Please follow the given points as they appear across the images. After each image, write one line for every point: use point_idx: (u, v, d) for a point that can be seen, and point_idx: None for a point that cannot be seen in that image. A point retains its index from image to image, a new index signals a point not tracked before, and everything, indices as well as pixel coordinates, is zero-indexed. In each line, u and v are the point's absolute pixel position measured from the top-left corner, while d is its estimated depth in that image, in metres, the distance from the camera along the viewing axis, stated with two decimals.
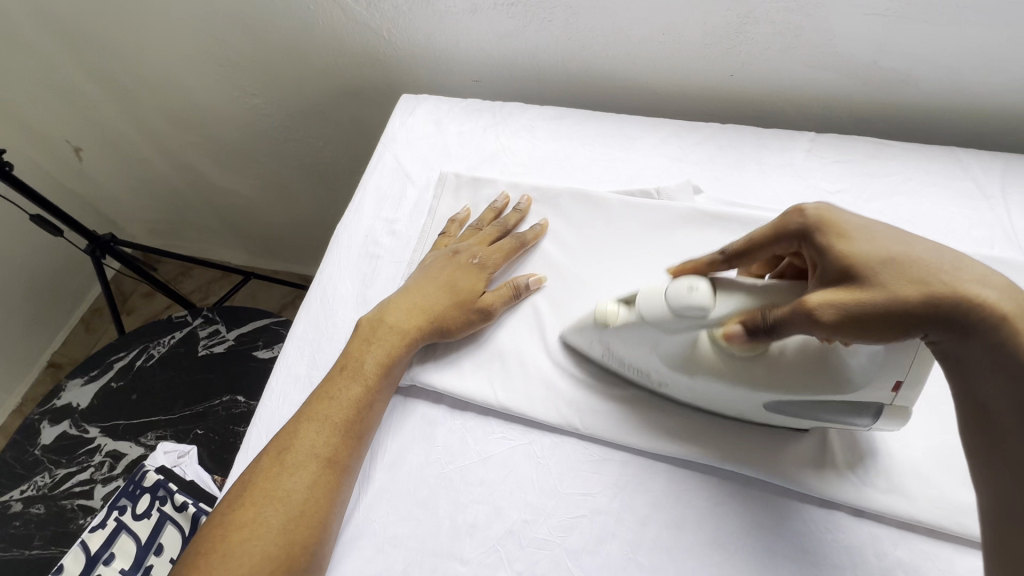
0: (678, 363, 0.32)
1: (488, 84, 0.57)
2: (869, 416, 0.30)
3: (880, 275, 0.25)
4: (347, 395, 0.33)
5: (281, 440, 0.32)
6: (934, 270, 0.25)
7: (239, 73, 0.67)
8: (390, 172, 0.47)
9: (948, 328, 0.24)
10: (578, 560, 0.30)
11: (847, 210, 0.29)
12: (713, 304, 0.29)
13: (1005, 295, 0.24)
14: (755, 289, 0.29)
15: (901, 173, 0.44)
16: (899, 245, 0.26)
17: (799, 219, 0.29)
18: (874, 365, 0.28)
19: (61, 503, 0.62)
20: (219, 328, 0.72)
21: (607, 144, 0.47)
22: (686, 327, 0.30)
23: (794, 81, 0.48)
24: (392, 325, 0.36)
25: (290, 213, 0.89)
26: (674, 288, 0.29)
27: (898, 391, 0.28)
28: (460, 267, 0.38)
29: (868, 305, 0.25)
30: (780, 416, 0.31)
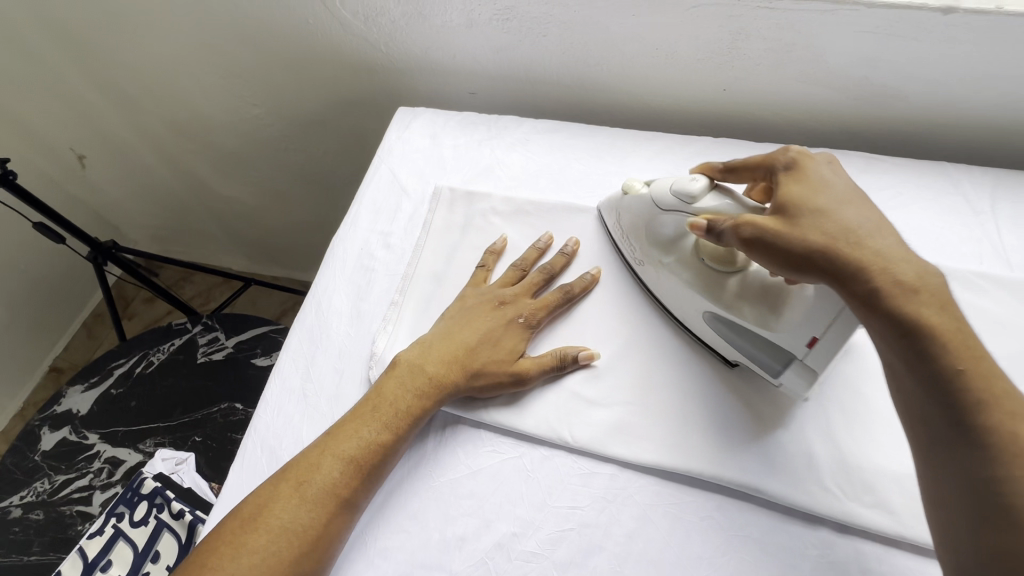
0: (660, 244, 0.37)
1: (485, 96, 0.58)
2: (780, 366, 0.34)
3: (802, 220, 0.30)
4: (375, 436, 0.33)
5: (297, 464, 0.32)
6: (848, 230, 0.29)
7: (240, 83, 0.67)
8: (386, 185, 0.47)
9: (834, 276, 0.28)
10: (565, 573, 0.31)
11: (824, 168, 0.33)
12: (702, 197, 0.34)
13: (909, 265, 0.28)
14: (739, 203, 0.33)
15: (892, 188, 0.44)
16: (832, 202, 0.30)
17: (785, 156, 0.34)
18: (803, 320, 0.31)
19: (60, 509, 0.62)
20: (218, 335, 0.72)
21: (601, 157, 0.47)
22: (675, 212, 0.36)
23: (786, 96, 0.48)
24: (429, 375, 0.35)
25: (291, 221, 0.89)
26: (679, 178, 0.35)
27: (812, 348, 0.32)
28: (503, 321, 0.37)
29: (782, 238, 0.30)
30: (711, 333, 0.36)
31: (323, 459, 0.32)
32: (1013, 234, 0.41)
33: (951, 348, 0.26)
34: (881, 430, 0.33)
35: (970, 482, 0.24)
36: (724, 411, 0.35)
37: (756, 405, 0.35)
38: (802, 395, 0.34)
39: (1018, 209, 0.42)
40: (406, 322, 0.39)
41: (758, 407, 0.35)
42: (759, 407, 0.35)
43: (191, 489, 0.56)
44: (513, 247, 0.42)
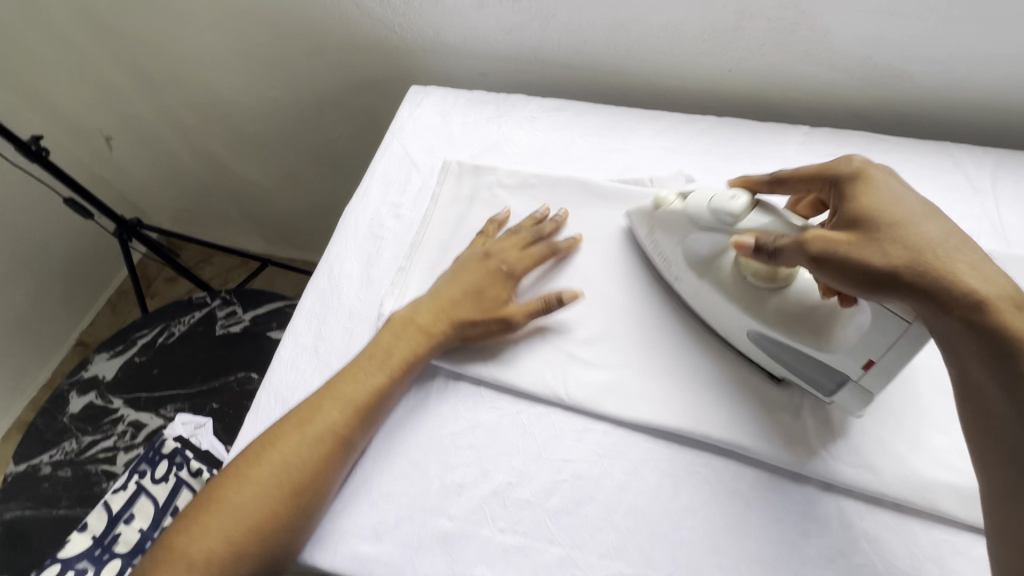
0: (698, 263, 0.36)
1: (494, 77, 0.59)
2: (834, 384, 0.33)
3: (882, 240, 0.28)
4: (370, 382, 0.35)
5: (296, 412, 0.34)
6: (930, 242, 0.28)
7: (259, 64, 0.69)
8: (397, 159, 0.49)
9: (930, 299, 0.27)
10: (557, 520, 0.32)
11: (890, 178, 0.32)
12: (740, 217, 0.33)
13: (988, 283, 0.26)
14: (787, 223, 0.32)
15: (892, 166, 0.45)
16: (906, 212, 0.29)
17: (846, 167, 0.33)
18: (860, 340, 0.30)
19: (86, 468, 0.66)
20: (236, 309, 0.75)
21: (605, 135, 0.49)
22: (712, 228, 0.35)
23: (791, 77, 0.49)
24: (421, 325, 0.37)
25: (306, 202, 0.92)
26: (718, 193, 0.34)
27: (868, 369, 0.30)
28: (492, 273, 0.39)
29: (852, 260, 0.28)
30: (760, 353, 0.35)
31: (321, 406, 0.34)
32: (1012, 212, 0.42)
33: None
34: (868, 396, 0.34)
35: None
36: (716, 374, 0.36)
37: (747, 370, 0.36)
38: (857, 411, 0.33)
39: (1018, 188, 0.42)
40: (411, 288, 0.41)
41: (749, 371, 0.36)
42: (749, 371, 0.36)
43: (210, 451, 0.59)
44: (518, 219, 0.44)
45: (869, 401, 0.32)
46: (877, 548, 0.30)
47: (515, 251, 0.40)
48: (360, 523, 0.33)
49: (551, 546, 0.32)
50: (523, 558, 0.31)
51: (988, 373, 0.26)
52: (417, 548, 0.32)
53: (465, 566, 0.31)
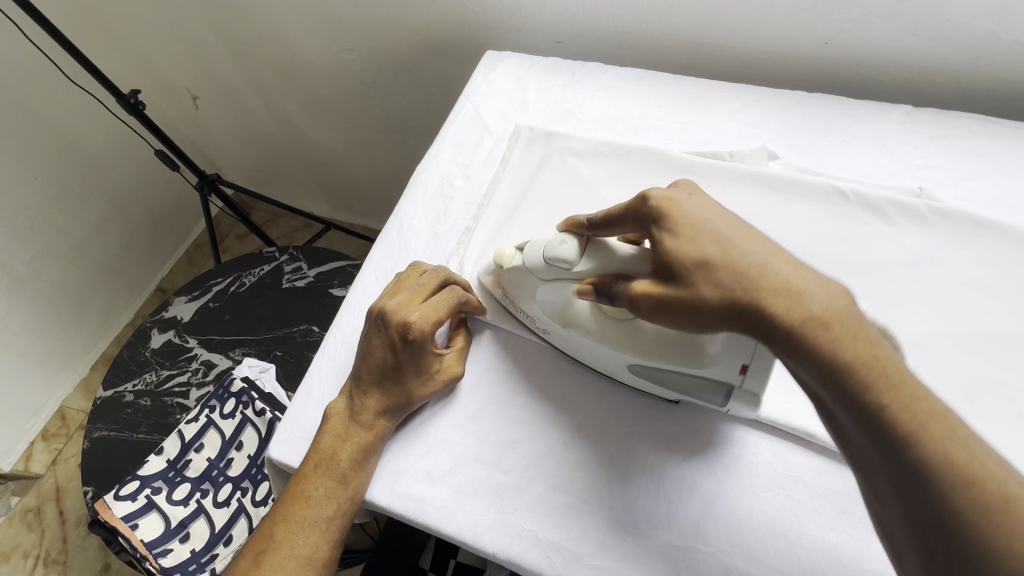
0: (556, 315, 0.34)
1: (570, 46, 0.58)
2: (723, 398, 0.31)
3: (694, 279, 0.26)
4: (371, 412, 0.34)
5: (284, 503, 0.33)
6: (742, 274, 0.26)
7: (339, 27, 0.71)
8: (469, 121, 0.49)
9: (751, 331, 0.25)
10: (611, 484, 0.32)
11: (688, 201, 0.29)
12: (577, 258, 0.32)
13: (802, 299, 0.24)
14: (618, 256, 0.31)
15: (1007, 154, 0.40)
16: (712, 246, 0.27)
17: (642, 206, 0.30)
18: (726, 349, 0.29)
19: (163, 399, 0.72)
20: (301, 265, 0.79)
21: (684, 107, 0.47)
22: (558, 279, 0.33)
23: (898, 52, 0.45)
24: (380, 375, 0.34)
25: (371, 168, 0.94)
26: (550, 240, 0.33)
27: (746, 373, 0.29)
28: (394, 347, 0.34)
29: (679, 301, 0.27)
30: (644, 381, 0.33)
31: (307, 489, 0.33)
32: None
33: (873, 379, 0.22)
34: (955, 394, 0.32)
35: (916, 512, 0.21)
36: None
37: None
38: (751, 412, 0.32)
39: None
40: (477, 247, 0.42)
41: None
42: None
43: (272, 394, 0.63)
44: (590, 185, 0.43)
45: (761, 401, 0.31)
46: None
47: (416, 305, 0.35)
48: (415, 465, 0.34)
49: (602, 509, 0.32)
50: (575, 517, 0.32)
51: (829, 398, 0.24)
52: (470, 495, 0.33)
53: (515, 518, 0.32)
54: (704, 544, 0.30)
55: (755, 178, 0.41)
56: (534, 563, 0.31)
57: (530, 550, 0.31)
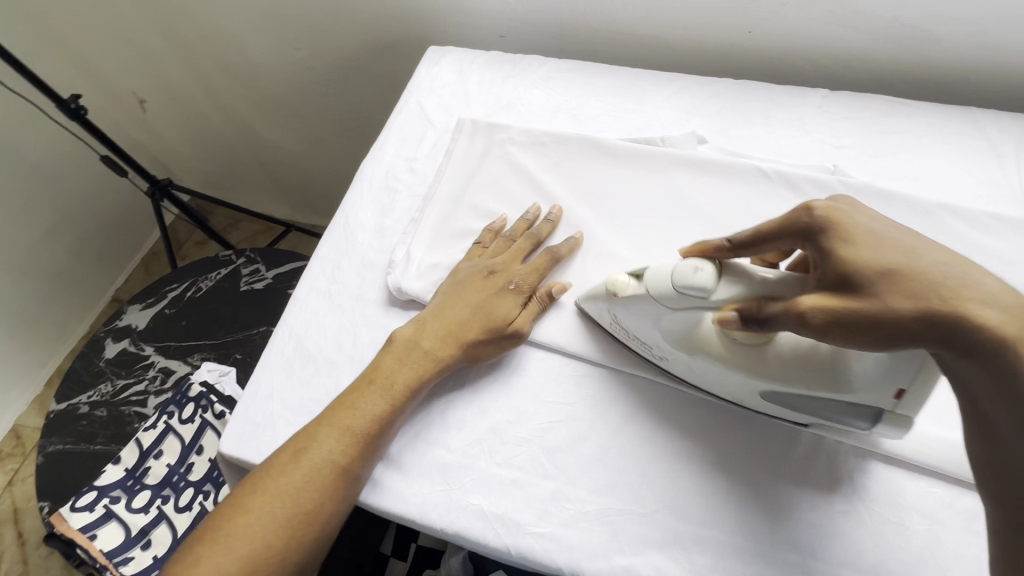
0: (678, 340, 0.32)
1: (513, 40, 0.59)
2: (868, 422, 0.30)
3: (879, 289, 0.24)
4: (372, 407, 0.34)
5: (330, 411, 0.34)
6: (941, 285, 0.23)
7: (284, 25, 0.71)
8: (413, 116, 0.50)
9: (952, 351, 0.22)
10: (551, 456, 0.34)
11: (859, 211, 0.27)
12: (715, 286, 0.29)
13: (1013, 318, 0.21)
14: (762, 278, 0.28)
15: (911, 131, 0.44)
16: (899, 257, 0.24)
17: (805, 217, 0.28)
18: (880, 372, 0.27)
19: (121, 409, 0.70)
20: (258, 267, 0.78)
21: (619, 96, 0.49)
22: (687, 307, 0.31)
23: (814, 40, 0.48)
24: (448, 328, 0.36)
25: (329, 167, 0.94)
26: (680, 266, 0.30)
27: (902, 399, 0.28)
28: (491, 290, 0.37)
29: (857, 314, 0.24)
30: (776, 407, 0.32)
31: (358, 397, 0.34)
32: None
33: None
34: None
35: None
36: None
37: None
38: (896, 434, 0.30)
39: None
40: (422, 237, 0.43)
41: None
42: None
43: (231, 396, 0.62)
44: (530, 173, 0.44)
45: (910, 425, 0.29)
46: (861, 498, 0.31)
47: (518, 266, 0.39)
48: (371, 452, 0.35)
49: (545, 480, 0.33)
50: (517, 490, 0.33)
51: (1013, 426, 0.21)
52: (418, 474, 0.34)
53: (461, 495, 0.33)
54: (642, 506, 0.32)
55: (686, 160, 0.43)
56: (480, 534, 0.32)
57: (476, 523, 0.32)
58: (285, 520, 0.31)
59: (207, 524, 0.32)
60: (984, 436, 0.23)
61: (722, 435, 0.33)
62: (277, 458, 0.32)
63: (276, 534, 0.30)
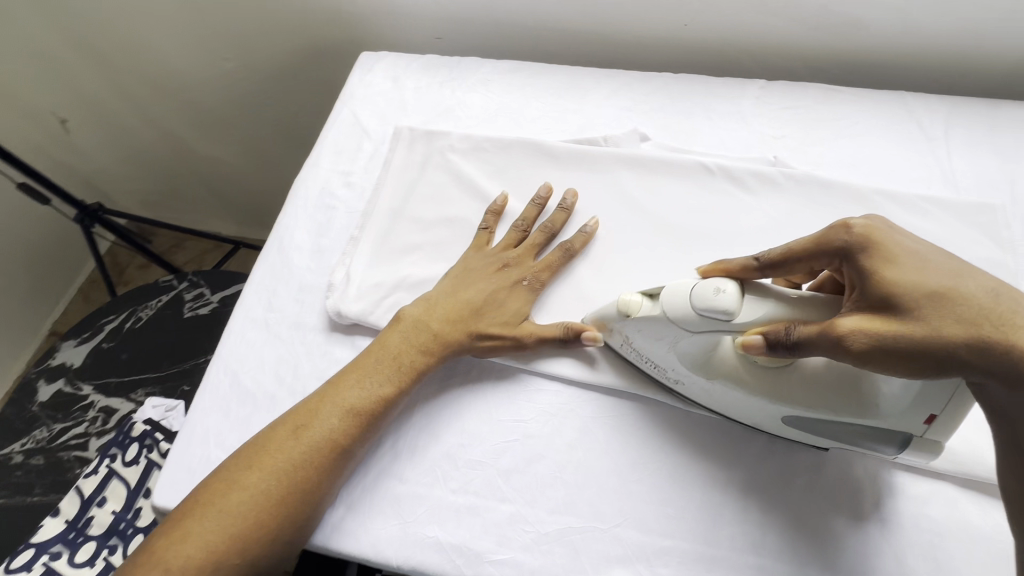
0: (695, 364, 0.31)
1: (450, 41, 0.57)
2: (896, 446, 0.29)
3: (926, 312, 0.24)
4: (375, 387, 0.33)
5: (338, 383, 0.34)
6: (986, 309, 0.23)
7: (210, 34, 0.67)
8: (348, 126, 0.48)
9: (1000, 378, 0.23)
10: (508, 478, 0.33)
11: (897, 230, 0.27)
12: (739, 309, 0.28)
13: None
14: (786, 301, 0.27)
15: (846, 118, 0.44)
16: (945, 278, 0.24)
17: (843, 235, 0.27)
18: (912, 397, 0.27)
19: (58, 455, 0.65)
20: (203, 291, 0.75)
21: (560, 96, 0.48)
22: (708, 331, 0.29)
23: (750, 30, 0.48)
24: (455, 313, 0.36)
25: (274, 181, 0.89)
26: (701, 287, 0.28)
27: (932, 423, 0.28)
28: (499, 280, 0.37)
29: (905, 341, 0.24)
30: (799, 432, 0.31)
31: (362, 374, 0.34)
32: (963, 159, 0.41)
33: None
34: None
35: None
36: None
37: None
38: (927, 459, 0.30)
39: (971, 134, 0.42)
40: (363, 255, 0.41)
41: None
42: None
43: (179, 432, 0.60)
44: (472, 181, 0.43)
45: (938, 450, 0.29)
46: (817, 494, 0.31)
47: (530, 262, 0.38)
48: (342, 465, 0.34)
49: (503, 503, 0.32)
50: (473, 518, 0.32)
51: None
52: (371, 510, 0.33)
53: (417, 527, 0.32)
54: (602, 521, 0.31)
55: (630, 159, 0.42)
56: (438, 567, 0.31)
57: (434, 556, 0.31)
58: (278, 496, 0.30)
59: (201, 484, 0.31)
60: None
61: (679, 441, 0.33)
62: (277, 432, 0.32)
63: (269, 501, 0.30)
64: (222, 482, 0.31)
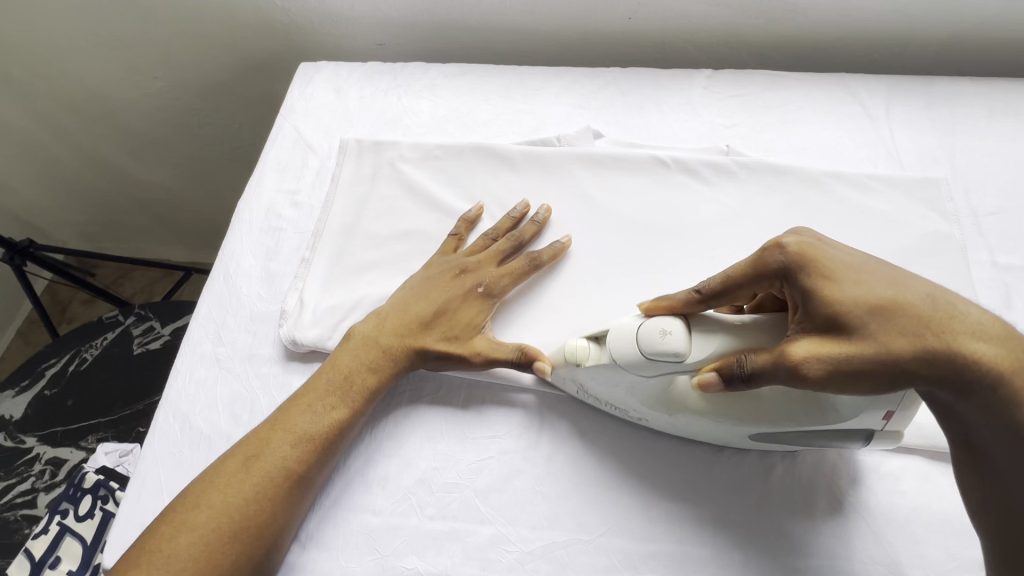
0: (655, 401, 0.30)
1: (394, 47, 0.56)
2: (863, 440, 0.29)
3: (872, 329, 0.24)
4: (330, 411, 0.32)
5: (289, 410, 0.32)
6: (928, 319, 0.24)
7: (135, 52, 0.64)
8: (291, 143, 0.46)
9: (947, 387, 0.24)
10: (486, 498, 0.31)
11: (831, 244, 0.27)
12: (689, 348, 0.28)
13: (995, 345, 0.23)
14: (733, 331, 0.27)
15: (791, 103, 0.45)
16: (885, 291, 0.24)
17: (779, 256, 0.27)
18: (868, 401, 0.26)
19: (4, 516, 0.60)
20: (153, 325, 0.70)
21: (509, 97, 0.47)
22: (661, 373, 0.29)
23: (692, 21, 0.48)
24: (400, 331, 0.34)
25: (221, 204, 0.84)
26: (646, 330, 0.28)
27: (891, 418, 0.27)
28: (450, 291, 0.35)
29: (858, 361, 0.24)
30: (769, 445, 0.30)
31: (313, 397, 0.32)
32: (905, 136, 0.43)
33: None
34: None
35: None
36: None
37: None
38: (892, 445, 0.29)
39: (909, 111, 0.44)
40: (315, 278, 0.39)
41: None
42: None
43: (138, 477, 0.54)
44: (426, 190, 0.41)
45: (900, 436, 0.29)
46: (795, 481, 0.31)
47: (492, 268, 0.36)
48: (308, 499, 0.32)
49: (483, 525, 0.31)
50: (453, 543, 0.30)
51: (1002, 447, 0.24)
52: (344, 549, 0.31)
53: (395, 560, 0.30)
54: (587, 532, 0.30)
55: (585, 158, 0.41)
56: None
57: None
58: (231, 533, 0.28)
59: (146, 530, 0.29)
60: (980, 460, 0.25)
61: (656, 441, 0.33)
62: (226, 465, 0.30)
63: (221, 539, 0.28)
64: (173, 525, 0.29)
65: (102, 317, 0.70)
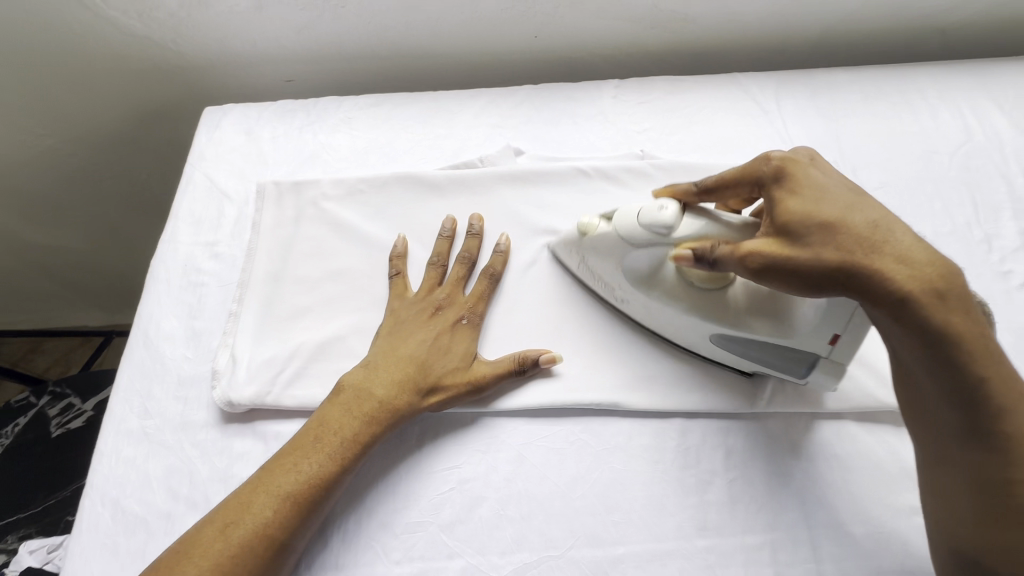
0: (639, 279, 0.34)
1: (304, 82, 0.55)
2: (804, 370, 0.32)
3: (811, 238, 0.26)
4: (312, 470, 0.30)
5: (271, 469, 0.30)
6: (862, 237, 0.26)
7: (16, 111, 0.59)
8: (204, 193, 0.44)
9: (863, 298, 0.26)
10: (452, 532, 0.31)
11: (814, 164, 0.29)
12: (677, 224, 0.31)
13: (918, 267, 0.25)
14: (716, 221, 0.30)
15: (694, 104, 0.48)
16: (837, 210, 0.27)
17: (765, 165, 0.30)
18: (818, 318, 0.30)
19: None
20: (70, 402, 0.64)
21: (428, 122, 0.47)
22: (648, 245, 0.32)
23: (595, 35, 0.50)
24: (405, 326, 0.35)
25: (136, 258, 0.79)
26: (647, 206, 0.31)
27: (835, 344, 0.30)
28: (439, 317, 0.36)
29: (792, 265, 0.27)
30: (724, 352, 0.34)
31: (300, 456, 0.30)
32: (797, 125, 0.46)
33: (970, 356, 0.24)
34: None
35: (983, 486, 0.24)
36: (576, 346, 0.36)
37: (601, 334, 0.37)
38: (833, 387, 0.32)
39: (797, 102, 0.47)
40: (247, 332, 0.37)
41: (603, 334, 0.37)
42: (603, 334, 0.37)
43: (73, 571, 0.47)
44: (354, 227, 0.40)
45: (842, 378, 0.32)
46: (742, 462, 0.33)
47: (461, 299, 0.37)
48: None
49: (451, 560, 0.30)
50: None
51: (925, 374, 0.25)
52: None
53: None
54: (555, 547, 0.31)
55: (509, 176, 0.42)
56: None
57: None
58: None
59: None
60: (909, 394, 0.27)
61: (610, 445, 0.33)
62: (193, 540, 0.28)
63: None
64: None
65: (11, 401, 0.63)
